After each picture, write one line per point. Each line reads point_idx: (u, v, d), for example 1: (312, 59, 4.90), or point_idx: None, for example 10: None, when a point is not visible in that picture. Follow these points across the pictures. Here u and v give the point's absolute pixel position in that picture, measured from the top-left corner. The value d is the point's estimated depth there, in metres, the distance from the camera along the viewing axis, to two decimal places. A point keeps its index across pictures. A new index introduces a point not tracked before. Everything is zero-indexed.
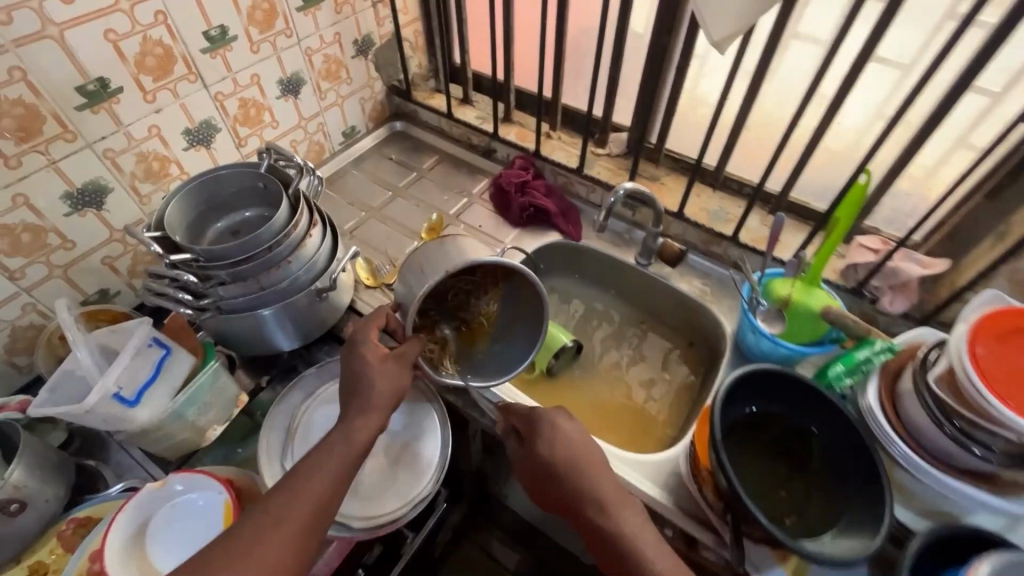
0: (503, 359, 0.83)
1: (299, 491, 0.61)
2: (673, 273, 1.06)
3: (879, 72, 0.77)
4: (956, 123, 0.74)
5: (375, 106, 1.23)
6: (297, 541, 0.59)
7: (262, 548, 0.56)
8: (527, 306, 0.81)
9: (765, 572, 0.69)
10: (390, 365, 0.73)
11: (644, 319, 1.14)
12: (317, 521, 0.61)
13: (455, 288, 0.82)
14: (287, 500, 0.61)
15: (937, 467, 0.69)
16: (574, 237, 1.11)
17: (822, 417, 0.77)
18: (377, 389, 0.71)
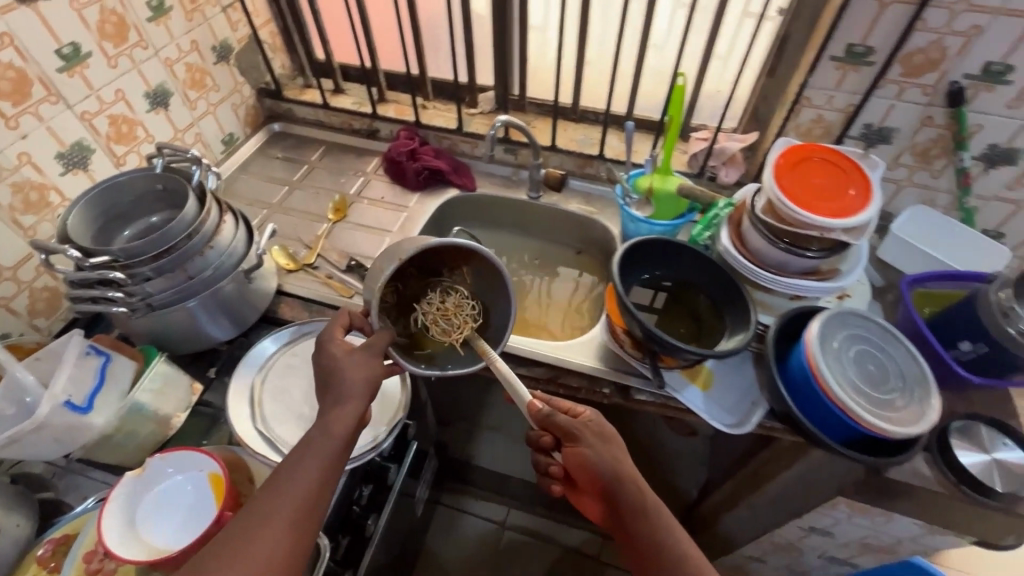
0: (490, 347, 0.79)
1: (286, 489, 0.59)
2: (561, 198, 1.16)
3: (674, 10, 0.99)
4: (737, 34, 1.00)
5: (248, 111, 1.26)
6: (290, 545, 0.56)
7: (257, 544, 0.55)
8: (494, 286, 0.80)
9: (682, 392, 0.83)
10: (358, 356, 0.68)
11: (542, 243, 1.23)
12: (306, 528, 0.58)
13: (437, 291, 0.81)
14: (274, 507, 0.57)
15: (781, 274, 0.85)
16: (470, 188, 1.19)
17: (696, 267, 0.90)
18: (349, 380, 0.66)
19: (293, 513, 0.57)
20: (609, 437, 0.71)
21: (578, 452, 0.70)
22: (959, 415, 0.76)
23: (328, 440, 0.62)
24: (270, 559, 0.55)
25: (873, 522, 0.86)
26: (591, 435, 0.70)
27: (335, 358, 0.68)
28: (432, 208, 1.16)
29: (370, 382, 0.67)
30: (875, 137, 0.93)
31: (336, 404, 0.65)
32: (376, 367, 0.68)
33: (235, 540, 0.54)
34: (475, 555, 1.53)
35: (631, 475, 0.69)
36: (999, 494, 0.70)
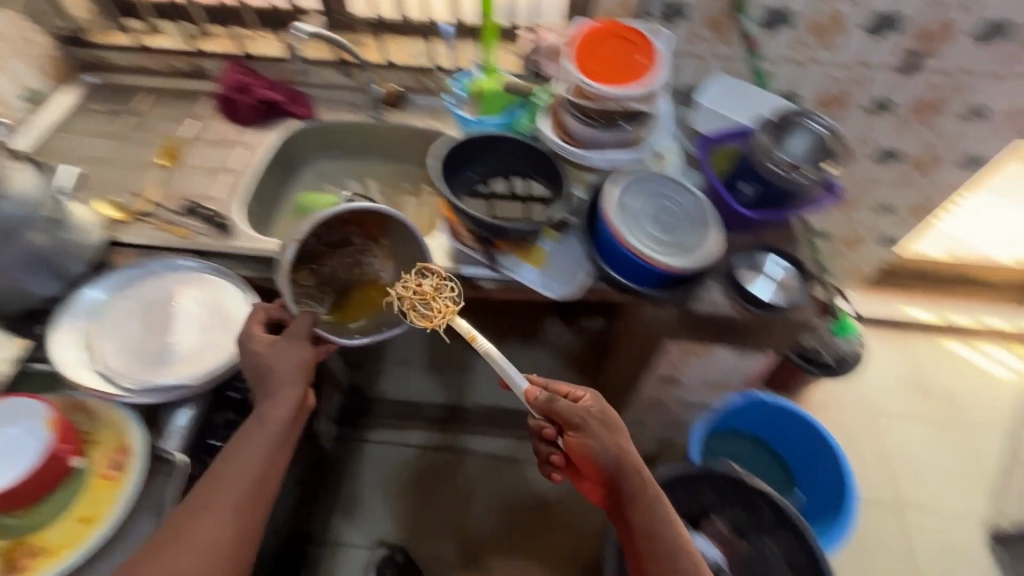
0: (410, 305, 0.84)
1: (233, 475, 0.68)
2: (404, 115, 1.17)
3: None
4: None
5: (50, 63, 1.15)
6: (228, 527, 0.66)
7: (194, 526, 0.65)
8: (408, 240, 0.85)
9: (517, 270, 0.90)
10: (281, 344, 0.74)
11: (397, 164, 1.23)
12: (247, 512, 0.68)
13: (352, 261, 0.86)
14: (216, 488, 0.67)
15: (595, 152, 0.92)
16: (310, 116, 1.17)
17: (520, 156, 0.95)
18: (277, 370, 0.73)
19: (235, 495, 0.67)
20: (612, 426, 0.76)
21: (580, 441, 0.75)
22: (739, 254, 0.88)
23: (264, 429, 0.71)
24: (220, 536, 0.65)
25: (704, 359, 0.99)
26: (597, 425, 0.76)
27: (258, 352, 0.74)
28: (273, 140, 1.13)
29: (297, 364, 0.74)
30: (672, 13, 1.00)
31: (267, 396, 0.72)
32: (303, 349, 0.74)
33: (179, 522, 0.65)
34: (400, 480, 1.61)
35: (634, 465, 0.75)
36: (775, 307, 0.83)
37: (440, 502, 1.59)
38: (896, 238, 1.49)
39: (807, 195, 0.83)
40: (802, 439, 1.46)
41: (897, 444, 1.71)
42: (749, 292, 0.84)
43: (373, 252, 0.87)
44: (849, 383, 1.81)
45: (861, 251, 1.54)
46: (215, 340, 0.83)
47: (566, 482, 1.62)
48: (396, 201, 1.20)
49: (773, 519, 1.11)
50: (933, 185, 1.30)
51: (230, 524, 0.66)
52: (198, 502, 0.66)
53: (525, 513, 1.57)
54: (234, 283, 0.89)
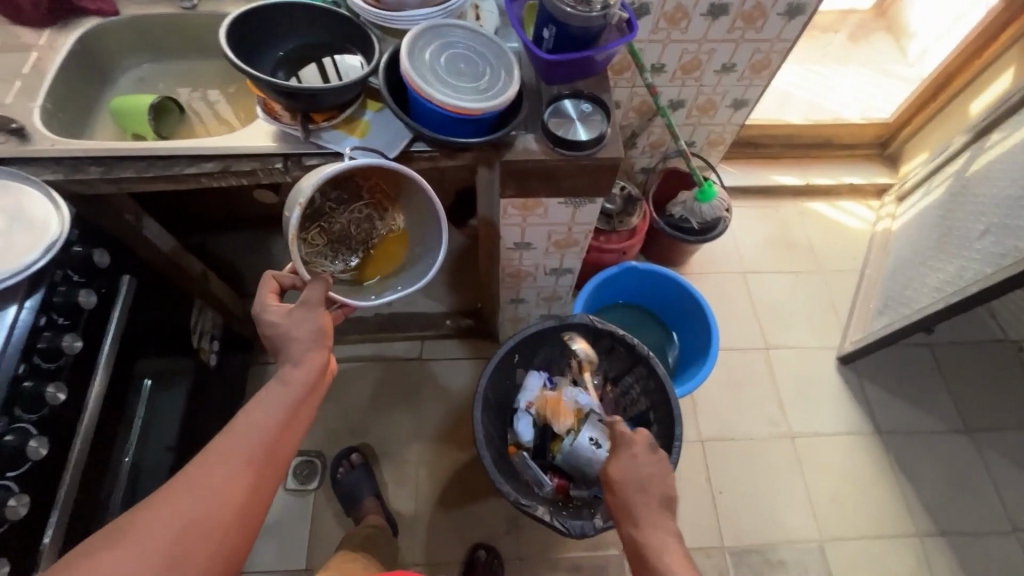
0: (421, 259, 0.92)
1: (248, 431, 0.73)
2: (217, 2, 1.10)
3: None
4: None
5: None
6: (247, 482, 0.70)
7: (223, 474, 0.69)
8: (411, 195, 0.91)
9: (339, 143, 0.90)
10: (296, 312, 0.79)
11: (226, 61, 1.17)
12: (264, 470, 0.72)
13: (356, 218, 0.93)
14: (241, 445, 0.71)
15: (399, 13, 0.91)
16: (111, 12, 1.07)
17: (327, 26, 0.93)
18: (296, 337, 0.79)
19: (245, 453, 0.71)
20: (652, 457, 0.86)
21: (620, 458, 0.86)
22: (548, 103, 0.91)
23: (285, 390, 0.76)
24: (235, 489, 0.69)
25: (543, 217, 1.06)
26: (641, 452, 0.86)
27: (276, 323, 0.80)
28: (70, 41, 1.03)
29: (314, 331, 0.79)
30: None
31: (294, 358, 0.78)
32: (320, 315, 0.80)
33: (207, 465, 0.69)
34: None
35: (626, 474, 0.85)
36: (588, 148, 0.89)
37: (352, 407, 1.66)
38: (745, 101, 1.57)
39: (603, 36, 0.90)
40: (675, 296, 1.60)
41: (764, 296, 1.90)
42: (554, 134, 0.89)
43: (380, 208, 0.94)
44: (724, 250, 1.97)
45: (717, 117, 1.62)
46: (14, 239, 0.80)
47: (471, 372, 1.72)
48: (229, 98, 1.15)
49: (627, 358, 1.24)
50: (764, 39, 1.37)
51: (244, 484, 0.69)
52: (215, 451, 0.70)
53: (435, 405, 1.67)
54: (37, 185, 0.86)
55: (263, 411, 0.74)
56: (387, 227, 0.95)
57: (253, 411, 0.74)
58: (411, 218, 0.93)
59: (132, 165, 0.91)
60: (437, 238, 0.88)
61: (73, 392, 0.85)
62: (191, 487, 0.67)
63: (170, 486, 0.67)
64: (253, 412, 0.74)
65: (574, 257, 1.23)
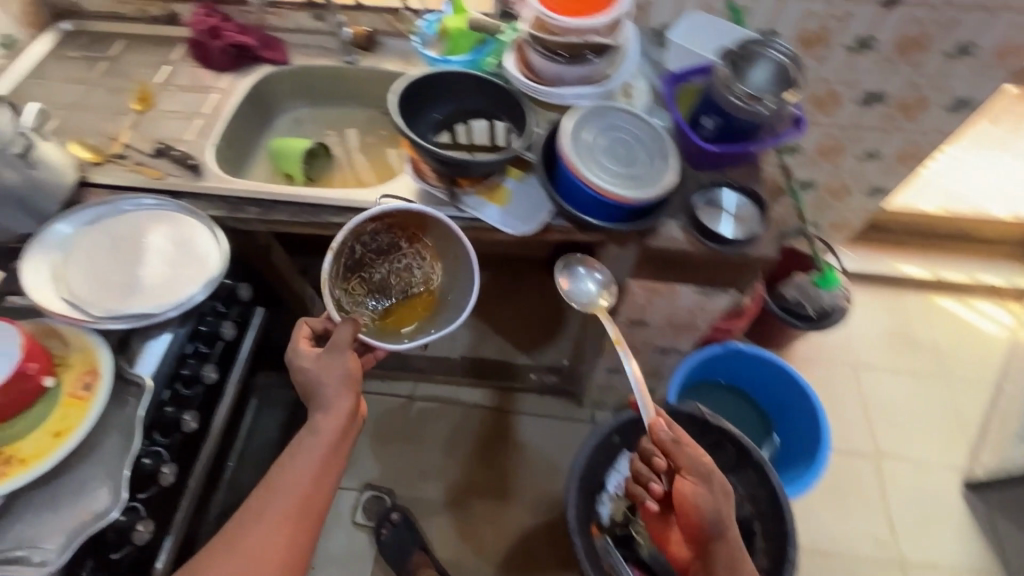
0: (456, 303, 0.89)
1: (284, 486, 0.77)
2: (377, 59, 1.17)
3: None
4: None
5: (24, 8, 1.15)
6: (286, 537, 0.74)
7: (257, 534, 0.73)
8: (449, 247, 0.90)
9: (480, 208, 0.90)
10: (327, 356, 0.79)
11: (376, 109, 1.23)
12: (301, 520, 0.76)
13: (392, 267, 0.91)
14: (275, 501, 0.76)
15: (554, 87, 0.91)
16: (282, 61, 1.16)
17: (482, 94, 0.94)
18: (326, 390, 0.79)
19: (283, 508, 0.75)
20: (722, 482, 0.82)
21: (695, 487, 0.82)
22: (699, 192, 0.88)
23: (314, 439, 0.78)
24: (274, 548, 0.73)
25: (669, 300, 1.00)
26: (715, 484, 0.82)
27: (306, 368, 0.80)
28: (245, 86, 1.13)
29: (342, 375, 0.80)
30: None
31: (322, 409, 0.79)
32: (348, 358, 0.80)
33: (247, 522, 0.74)
34: (388, 427, 1.67)
35: (726, 517, 0.81)
36: (732, 240, 0.83)
37: (427, 449, 1.64)
38: (884, 190, 1.46)
39: (770, 126, 0.83)
40: (781, 389, 1.48)
41: (879, 397, 1.72)
42: (705, 226, 0.84)
43: (418, 254, 0.92)
44: (835, 339, 1.82)
45: (848, 203, 1.52)
46: (181, 272, 0.85)
47: (549, 430, 1.67)
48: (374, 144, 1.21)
49: (736, 458, 1.14)
50: (920, 129, 1.27)
51: (283, 541, 0.74)
52: (255, 507, 0.75)
53: (508, 461, 1.62)
54: (204, 221, 0.90)
55: (294, 463, 0.78)
56: (426, 278, 0.92)
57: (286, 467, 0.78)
58: (448, 269, 0.92)
59: (286, 208, 0.95)
60: (469, 278, 0.88)
61: (204, 418, 0.87)
62: (237, 549, 0.73)
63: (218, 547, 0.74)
64: (288, 467, 0.78)
65: (688, 341, 1.16)
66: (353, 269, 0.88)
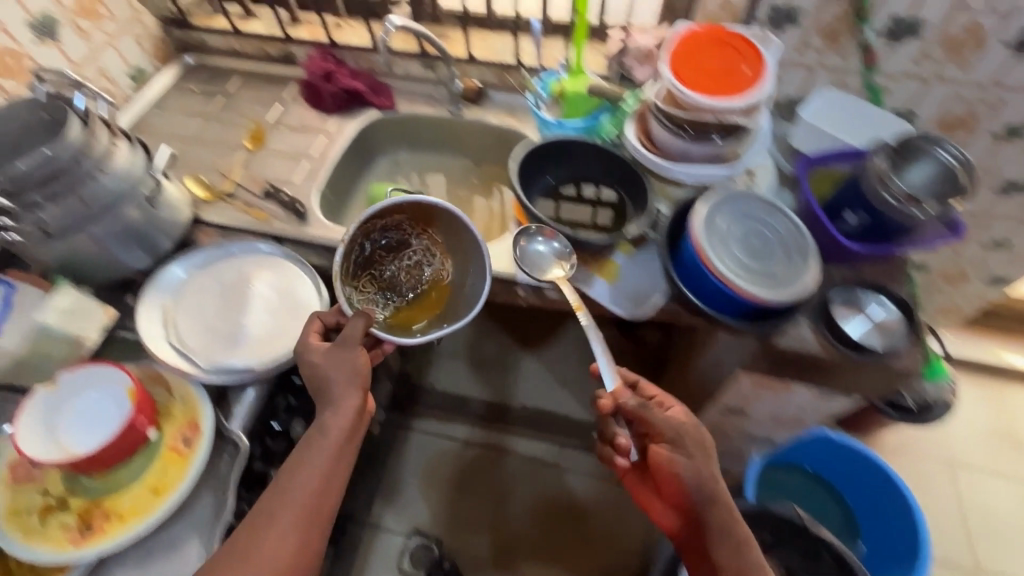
0: (467, 295, 0.86)
1: (290, 494, 0.66)
2: (483, 112, 1.15)
3: None
4: None
5: (155, 43, 1.21)
6: (293, 541, 0.65)
7: (262, 546, 0.63)
8: (459, 240, 0.88)
9: (588, 283, 0.85)
10: (336, 351, 0.72)
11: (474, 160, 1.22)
12: (311, 520, 0.67)
13: (402, 266, 0.90)
14: (279, 506, 0.66)
15: (676, 163, 0.87)
16: (390, 108, 1.16)
17: (598, 163, 0.92)
18: (337, 387, 0.71)
19: (295, 513, 0.66)
20: (691, 429, 0.75)
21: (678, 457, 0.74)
22: (837, 288, 0.80)
23: (320, 440, 0.69)
24: (277, 557, 0.64)
25: (780, 396, 0.92)
26: (689, 440, 0.74)
27: (316, 363, 0.72)
28: (352, 131, 1.14)
29: (352, 372, 0.72)
30: (782, 19, 0.91)
31: (329, 409, 0.70)
32: (360, 356, 0.73)
33: (246, 540, 0.64)
34: (441, 471, 1.62)
35: (721, 497, 0.71)
36: (868, 348, 0.76)
37: (480, 499, 1.58)
38: (1009, 280, 1.33)
39: (920, 229, 0.74)
40: (871, 484, 1.31)
41: (981, 502, 1.55)
42: (836, 326, 0.77)
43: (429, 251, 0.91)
44: (927, 429, 1.66)
45: (963, 288, 1.39)
46: (283, 324, 0.83)
47: (608, 495, 1.58)
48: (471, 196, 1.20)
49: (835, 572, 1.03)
50: None
51: (294, 544, 0.65)
52: (260, 520, 0.65)
53: (563, 523, 1.54)
54: (306, 270, 0.89)
55: (299, 470, 0.68)
56: (437, 274, 0.91)
57: (289, 472, 0.68)
58: (457, 263, 0.90)
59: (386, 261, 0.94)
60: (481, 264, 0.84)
61: None
62: (239, 564, 0.63)
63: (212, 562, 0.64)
64: (293, 474, 0.68)
65: (787, 434, 1.07)
66: (362, 266, 0.88)
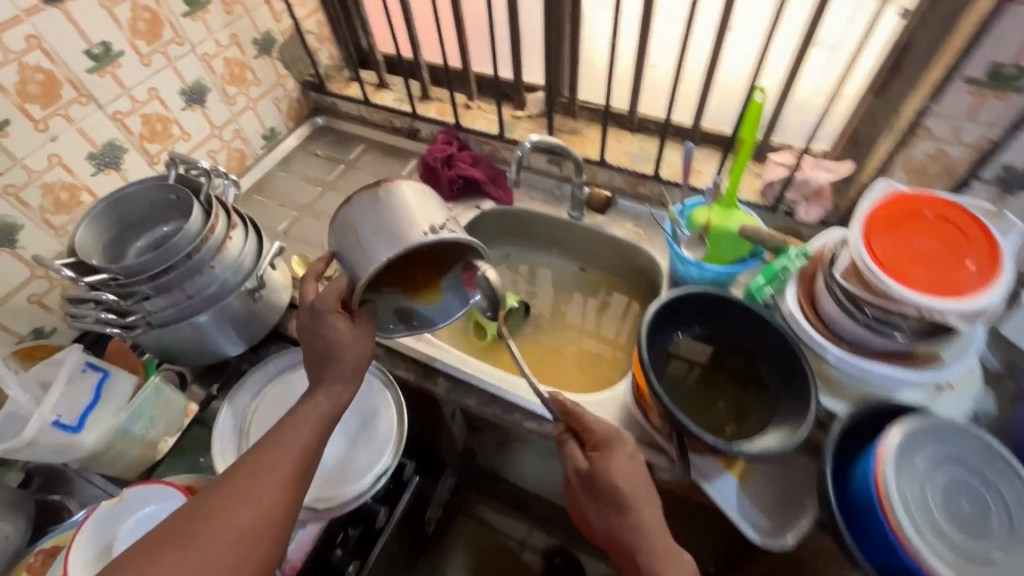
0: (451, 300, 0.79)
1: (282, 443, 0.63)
2: (606, 221, 1.04)
3: (750, 18, 0.84)
4: (829, 44, 0.81)
5: (292, 105, 1.23)
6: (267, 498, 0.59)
7: (240, 496, 0.59)
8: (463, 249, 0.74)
9: (712, 480, 0.69)
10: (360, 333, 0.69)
11: (583, 265, 1.12)
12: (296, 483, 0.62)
13: None
14: (273, 458, 0.63)
15: (847, 350, 0.69)
16: (506, 202, 1.08)
17: (745, 329, 0.76)
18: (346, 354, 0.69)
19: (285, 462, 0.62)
20: (586, 468, 0.66)
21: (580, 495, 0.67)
22: None
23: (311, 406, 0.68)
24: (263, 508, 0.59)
25: None
26: (576, 477, 0.67)
27: (337, 337, 0.68)
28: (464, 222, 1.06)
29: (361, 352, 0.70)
30: (1016, 183, 0.71)
31: (321, 369, 0.69)
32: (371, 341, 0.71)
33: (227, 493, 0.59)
34: None
35: (624, 542, 0.62)
36: None
37: None
38: None
39: None
40: None
41: None
42: None
43: None
44: None
45: None
46: (356, 455, 0.76)
47: None
48: (572, 306, 1.10)
49: None
50: None
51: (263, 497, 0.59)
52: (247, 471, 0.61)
53: None
54: (394, 391, 0.82)
55: (289, 427, 0.66)
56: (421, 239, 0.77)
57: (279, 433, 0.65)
58: (454, 265, 0.78)
59: (475, 391, 0.83)
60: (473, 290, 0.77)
61: None
62: (221, 513, 0.58)
63: (187, 509, 0.58)
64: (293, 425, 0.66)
65: None
66: None
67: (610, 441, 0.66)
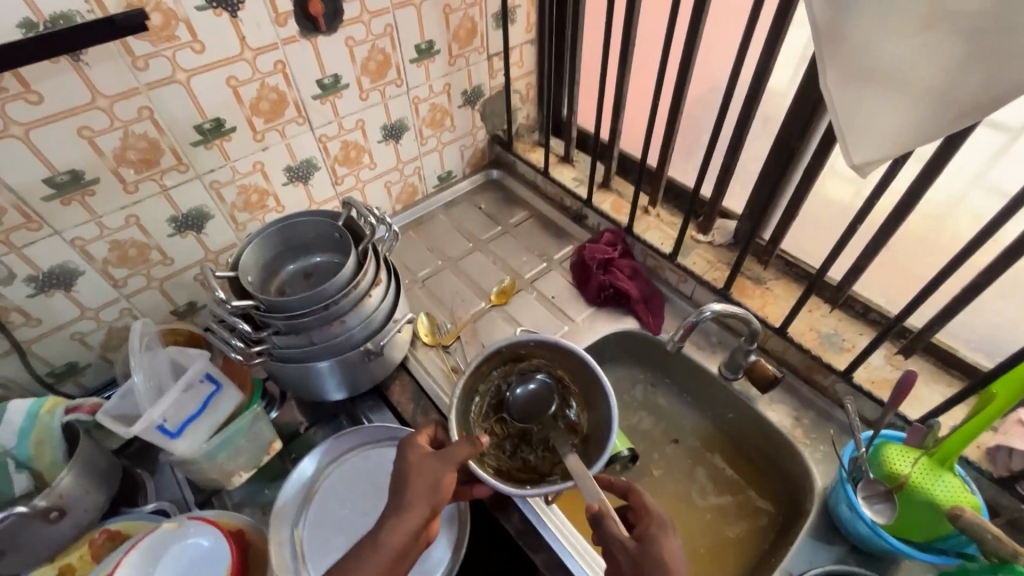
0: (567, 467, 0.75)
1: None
2: (761, 397, 0.86)
3: None
4: None
5: (476, 153, 1.22)
6: None
7: None
8: (600, 402, 0.77)
9: None
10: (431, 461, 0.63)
11: (679, 432, 0.94)
12: None
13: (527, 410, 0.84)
14: None
15: None
16: (652, 330, 0.95)
17: None
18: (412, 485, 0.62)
19: None
20: (635, 546, 0.58)
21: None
22: None
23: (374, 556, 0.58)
24: None
25: None
26: (625, 558, 0.58)
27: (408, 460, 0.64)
28: (600, 335, 0.96)
29: (431, 486, 0.62)
30: None
31: (396, 515, 0.60)
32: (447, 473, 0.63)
33: None
34: None
35: None
36: None
37: None
38: None
39: None
40: None
41: None
42: None
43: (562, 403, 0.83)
44: None
45: None
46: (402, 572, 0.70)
47: None
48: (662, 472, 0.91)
49: None
50: None
51: None
52: None
53: None
54: (462, 513, 0.75)
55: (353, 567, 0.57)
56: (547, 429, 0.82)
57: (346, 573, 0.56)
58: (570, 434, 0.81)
59: (545, 547, 0.73)
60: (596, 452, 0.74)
61: None
62: None
63: None
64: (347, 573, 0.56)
65: None
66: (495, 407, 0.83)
67: (660, 521, 0.62)
